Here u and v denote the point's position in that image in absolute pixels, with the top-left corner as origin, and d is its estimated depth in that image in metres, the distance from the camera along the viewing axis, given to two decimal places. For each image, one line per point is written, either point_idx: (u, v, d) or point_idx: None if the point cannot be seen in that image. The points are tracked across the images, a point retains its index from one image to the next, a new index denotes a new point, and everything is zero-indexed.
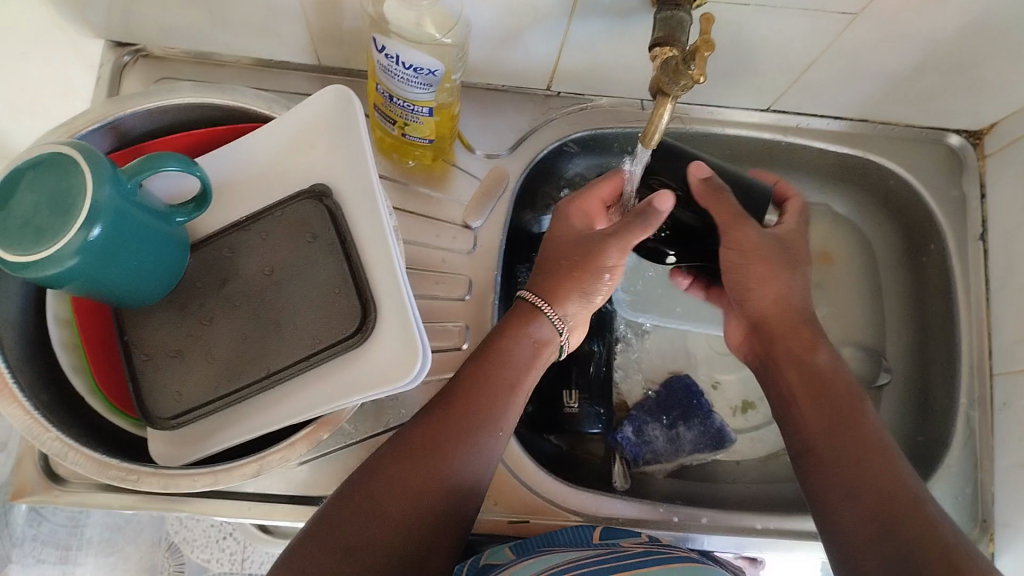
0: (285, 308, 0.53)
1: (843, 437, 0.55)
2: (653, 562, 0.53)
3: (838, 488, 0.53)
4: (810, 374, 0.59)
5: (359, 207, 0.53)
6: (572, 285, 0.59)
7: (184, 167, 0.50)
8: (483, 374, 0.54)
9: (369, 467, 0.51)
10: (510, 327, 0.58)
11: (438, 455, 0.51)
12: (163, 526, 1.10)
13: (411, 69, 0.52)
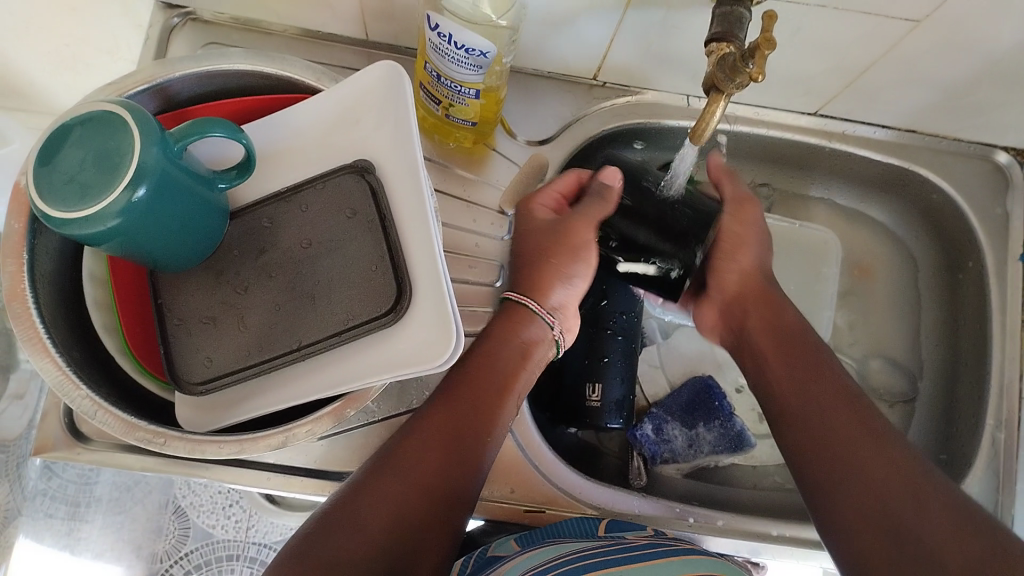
0: (319, 281, 0.53)
1: (834, 416, 0.53)
2: (660, 555, 0.53)
3: (830, 465, 0.51)
4: (801, 364, 0.57)
5: (400, 186, 0.52)
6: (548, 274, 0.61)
7: (230, 133, 0.50)
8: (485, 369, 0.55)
9: (378, 458, 0.50)
10: (498, 332, 0.58)
11: (449, 454, 0.50)
12: (171, 489, 1.11)
13: (463, 49, 0.52)
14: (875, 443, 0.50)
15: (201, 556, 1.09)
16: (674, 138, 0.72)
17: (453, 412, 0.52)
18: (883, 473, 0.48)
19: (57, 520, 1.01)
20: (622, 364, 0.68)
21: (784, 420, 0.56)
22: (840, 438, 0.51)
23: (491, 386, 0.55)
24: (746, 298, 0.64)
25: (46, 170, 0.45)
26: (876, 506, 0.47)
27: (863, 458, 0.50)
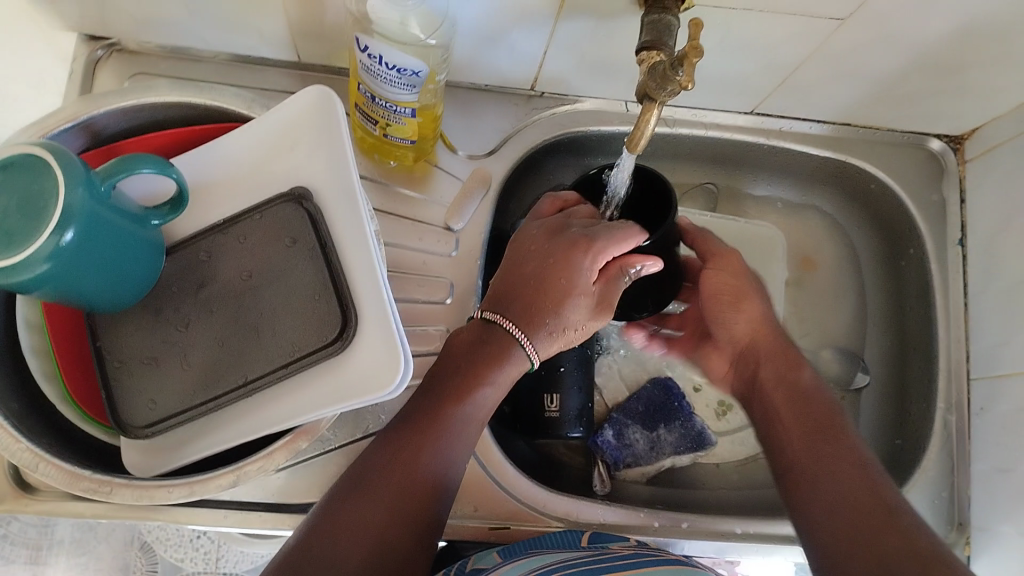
0: (263, 313, 0.52)
1: (822, 448, 0.54)
2: (639, 564, 0.53)
3: (826, 498, 0.51)
4: (812, 416, 0.57)
5: (339, 210, 0.52)
6: (543, 314, 0.55)
7: (158, 166, 0.49)
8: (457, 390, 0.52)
9: (348, 477, 0.48)
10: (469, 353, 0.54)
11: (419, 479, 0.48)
12: (136, 526, 1.08)
13: (394, 69, 0.51)
14: (861, 475, 0.51)
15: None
16: (615, 144, 0.73)
17: (422, 428, 0.50)
18: (861, 498, 0.50)
19: (17, 566, 1.01)
20: (578, 373, 0.68)
21: (783, 456, 0.56)
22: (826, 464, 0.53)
23: (469, 399, 0.52)
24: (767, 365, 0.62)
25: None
26: (850, 524, 0.49)
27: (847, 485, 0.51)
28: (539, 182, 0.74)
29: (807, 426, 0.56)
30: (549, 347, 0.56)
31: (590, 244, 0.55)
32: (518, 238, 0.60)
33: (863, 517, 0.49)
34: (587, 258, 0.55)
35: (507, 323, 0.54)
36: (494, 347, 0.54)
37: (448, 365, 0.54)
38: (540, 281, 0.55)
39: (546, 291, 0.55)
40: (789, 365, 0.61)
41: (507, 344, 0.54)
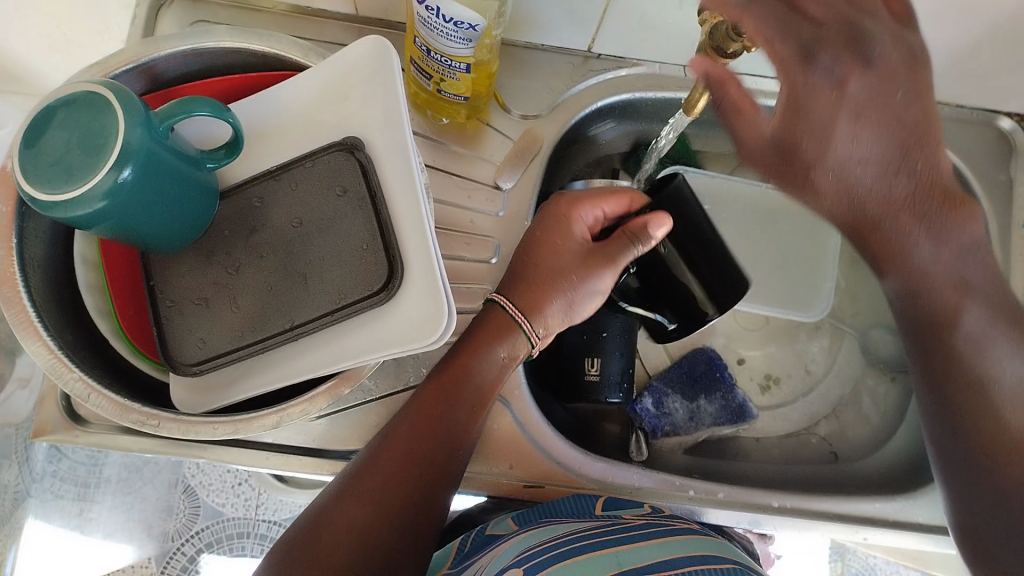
0: (311, 260, 0.52)
1: (937, 390, 0.58)
2: (653, 535, 0.53)
3: (957, 434, 0.57)
4: (928, 316, 0.57)
5: (390, 162, 0.52)
6: (541, 279, 0.59)
7: (214, 109, 0.49)
8: (448, 374, 0.55)
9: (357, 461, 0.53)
10: (469, 339, 0.57)
11: (410, 464, 0.52)
12: (180, 469, 1.12)
13: (451, 22, 0.51)
14: (971, 395, 0.56)
15: (212, 534, 1.10)
16: (669, 110, 0.71)
17: (413, 418, 0.54)
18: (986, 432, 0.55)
19: (67, 501, 1.05)
20: (621, 340, 0.67)
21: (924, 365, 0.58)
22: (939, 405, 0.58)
23: (456, 384, 0.55)
24: (879, 233, 0.53)
25: (31, 153, 0.45)
26: (974, 474, 0.56)
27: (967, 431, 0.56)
28: (589, 147, 0.74)
29: (920, 329, 0.58)
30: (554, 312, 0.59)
31: (580, 203, 0.61)
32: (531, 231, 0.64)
33: (985, 463, 0.55)
34: (587, 214, 0.61)
35: (519, 315, 0.58)
36: (488, 334, 0.57)
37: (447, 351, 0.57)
38: (550, 261, 0.60)
39: (557, 266, 0.60)
40: (904, 240, 0.53)
41: (501, 328, 0.57)
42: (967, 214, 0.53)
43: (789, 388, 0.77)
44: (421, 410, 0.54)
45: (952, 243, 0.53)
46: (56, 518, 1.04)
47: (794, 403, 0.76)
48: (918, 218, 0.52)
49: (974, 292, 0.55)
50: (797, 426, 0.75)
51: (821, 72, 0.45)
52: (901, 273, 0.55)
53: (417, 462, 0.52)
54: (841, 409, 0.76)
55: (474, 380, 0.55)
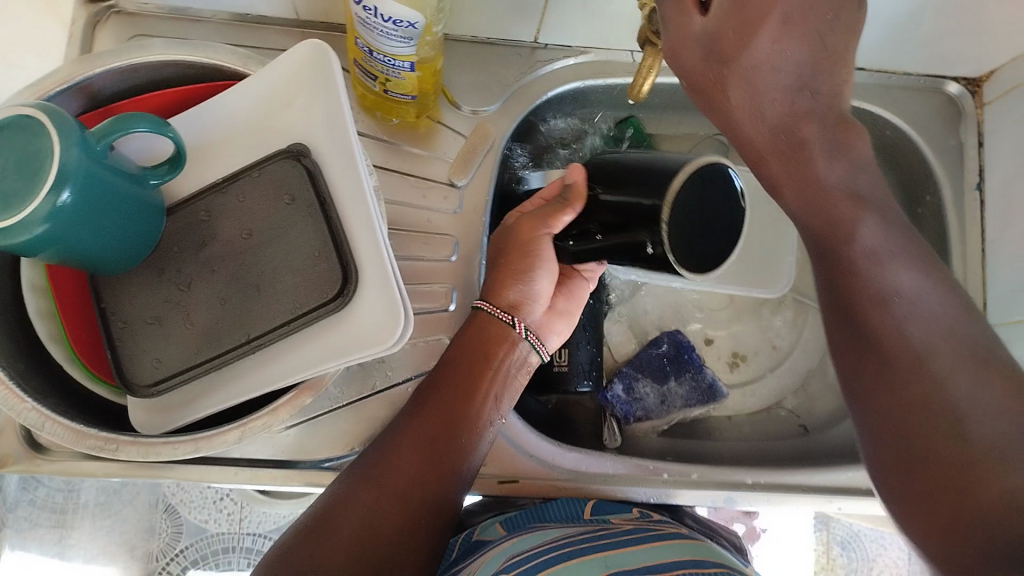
0: (264, 271, 0.52)
1: (852, 341, 0.52)
2: (638, 542, 0.53)
3: (876, 373, 0.50)
4: (822, 242, 0.53)
5: (337, 166, 0.51)
6: (502, 273, 0.60)
7: (153, 123, 0.48)
8: (447, 367, 0.56)
9: (367, 456, 0.53)
10: (460, 337, 0.58)
11: (427, 453, 0.53)
12: (159, 489, 1.10)
13: (389, 21, 0.51)
14: (874, 313, 0.50)
15: (196, 552, 1.09)
16: (619, 95, 0.71)
17: (420, 413, 0.54)
18: (892, 356, 0.49)
19: (44, 530, 1.04)
20: (588, 330, 0.68)
21: (849, 300, 0.52)
22: (865, 362, 0.50)
23: (455, 375, 0.56)
24: (779, 150, 0.50)
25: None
26: (889, 415, 0.48)
27: (891, 374, 0.49)
28: (542, 135, 0.74)
29: (823, 258, 0.53)
30: (524, 302, 0.60)
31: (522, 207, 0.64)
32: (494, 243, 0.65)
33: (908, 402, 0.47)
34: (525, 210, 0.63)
35: (504, 313, 0.59)
36: (477, 328, 0.58)
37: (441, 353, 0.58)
38: (498, 252, 0.61)
39: (501, 251, 0.61)
40: (804, 145, 0.50)
41: (489, 322, 0.58)
42: (857, 136, 0.52)
43: (757, 364, 0.77)
44: (443, 408, 0.54)
45: (845, 160, 0.51)
46: (33, 547, 1.03)
47: (764, 380, 0.76)
48: (817, 125, 0.50)
49: (867, 205, 0.52)
50: (766, 402, 0.76)
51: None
52: (794, 182, 0.51)
53: (434, 449, 0.53)
54: (809, 382, 0.76)
55: (473, 368, 0.56)
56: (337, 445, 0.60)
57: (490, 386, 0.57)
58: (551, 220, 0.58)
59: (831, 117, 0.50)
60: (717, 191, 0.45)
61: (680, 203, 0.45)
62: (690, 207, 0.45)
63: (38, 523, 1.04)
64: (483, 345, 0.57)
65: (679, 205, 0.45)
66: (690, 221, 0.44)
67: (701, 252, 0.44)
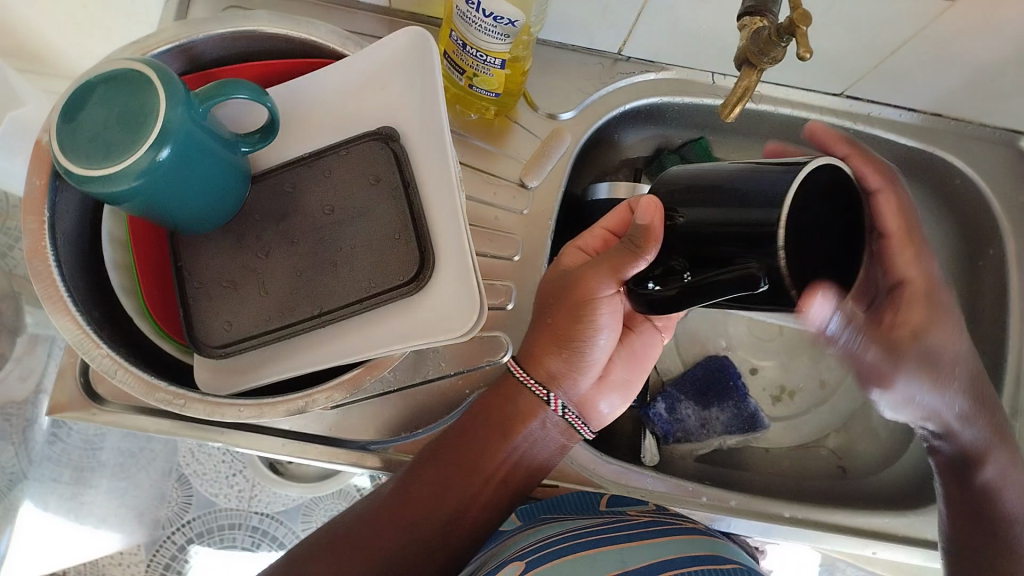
0: (342, 248, 0.52)
1: (973, 515, 0.58)
2: (658, 534, 0.55)
3: (965, 526, 0.58)
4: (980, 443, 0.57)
5: (424, 153, 0.52)
6: (546, 335, 0.54)
7: (254, 91, 0.50)
8: (459, 435, 0.55)
9: (361, 514, 0.54)
10: (485, 399, 0.55)
11: (407, 524, 0.53)
12: (175, 456, 1.11)
13: (491, 17, 0.52)
14: (991, 495, 0.57)
15: (203, 524, 1.09)
16: (694, 116, 0.72)
17: (419, 478, 0.54)
18: (989, 516, 0.57)
19: (61, 485, 1.06)
20: None
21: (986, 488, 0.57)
22: (976, 535, 0.57)
23: (461, 444, 0.54)
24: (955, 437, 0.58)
25: (70, 126, 0.46)
26: None
27: (986, 523, 0.57)
28: (611, 148, 0.74)
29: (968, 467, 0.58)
30: (562, 376, 0.54)
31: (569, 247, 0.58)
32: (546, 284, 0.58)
33: (951, 488, 0.59)
34: (577, 253, 0.57)
35: (534, 383, 0.54)
36: (502, 394, 0.55)
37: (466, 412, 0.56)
38: (549, 297, 0.55)
39: (555, 298, 0.54)
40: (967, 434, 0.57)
41: (517, 391, 0.55)
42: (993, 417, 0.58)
43: (801, 400, 0.76)
44: (439, 483, 0.53)
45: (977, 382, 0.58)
46: (51, 502, 1.05)
47: (806, 415, 0.76)
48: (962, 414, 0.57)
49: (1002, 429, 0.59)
50: (807, 439, 0.75)
51: (925, 238, 0.57)
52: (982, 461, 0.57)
53: (414, 522, 0.53)
54: (851, 422, 0.76)
55: (482, 441, 0.54)
56: (384, 428, 0.60)
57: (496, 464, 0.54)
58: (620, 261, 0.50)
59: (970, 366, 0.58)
60: (826, 203, 0.41)
61: (794, 224, 0.40)
62: (806, 238, 0.40)
63: (57, 479, 1.06)
64: (500, 423, 0.54)
65: (795, 234, 0.39)
66: (821, 245, 0.40)
67: (827, 283, 0.40)
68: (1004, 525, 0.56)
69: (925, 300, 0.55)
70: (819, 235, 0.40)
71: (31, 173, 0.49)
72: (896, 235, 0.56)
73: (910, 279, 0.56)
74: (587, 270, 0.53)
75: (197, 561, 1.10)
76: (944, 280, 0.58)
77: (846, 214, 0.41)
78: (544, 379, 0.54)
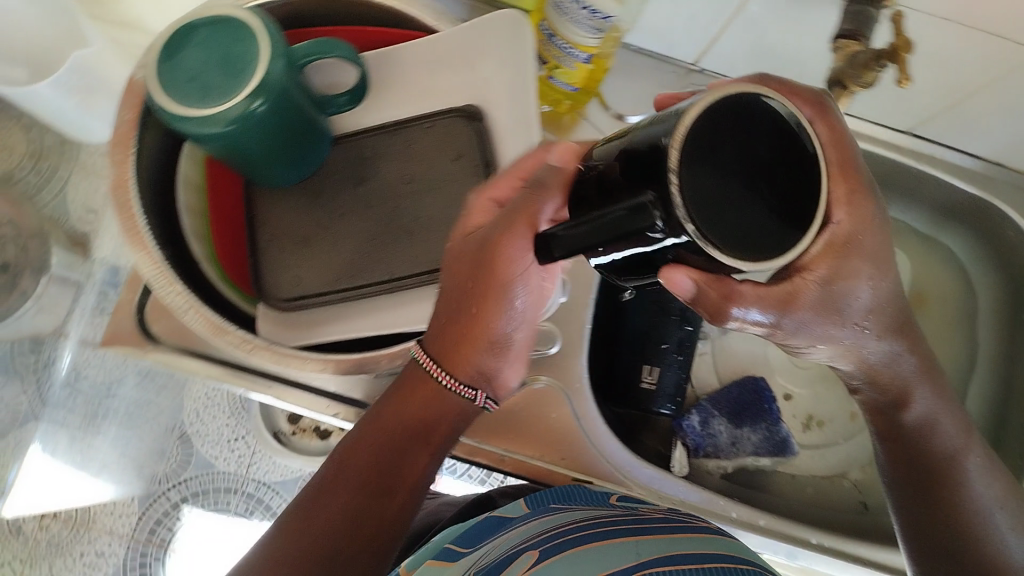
0: (416, 218, 0.53)
1: (913, 473, 0.54)
2: (672, 527, 0.53)
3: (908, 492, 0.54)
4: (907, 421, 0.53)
5: (509, 134, 0.53)
6: (447, 313, 0.47)
7: (348, 58, 0.51)
8: (372, 436, 0.49)
9: (281, 534, 0.46)
10: (392, 398, 0.50)
11: (340, 537, 0.46)
12: (179, 415, 1.13)
13: (586, 10, 0.53)
14: (927, 449, 0.53)
15: (199, 484, 1.11)
16: None
17: (340, 489, 0.47)
18: (933, 473, 0.53)
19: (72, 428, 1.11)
20: (682, 355, 0.71)
21: (915, 443, 0.53)
22: (920, 496, 0.54)
23: (380, 444, 0.49)
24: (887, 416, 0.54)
25: (168, 66, 0.47)
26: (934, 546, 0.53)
27: (921, 473, 0.54)
28: None
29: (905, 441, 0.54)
30: (467, 354, 0.48)
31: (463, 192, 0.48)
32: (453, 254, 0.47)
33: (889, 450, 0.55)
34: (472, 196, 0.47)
35: (446, 377, 0.48)
36: (409, 389, 0.50)
37: (369, 414, 0.51)
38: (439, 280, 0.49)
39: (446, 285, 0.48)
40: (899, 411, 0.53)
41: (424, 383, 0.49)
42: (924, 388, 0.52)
43: (830, 431, 0.77)
44: (326, 487, 0.48)
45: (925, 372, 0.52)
46: (59, 442, 1.10)
47: (833, 446, 0.77)
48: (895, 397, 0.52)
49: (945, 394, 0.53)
50: (833, 469, 0.76)
51: (861, 166, 0.43)
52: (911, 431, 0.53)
53: (348, 533, 0.46)
54: None
55: (401, 436, 0.49)
56: None
57: (412, 460, 0.50)
58: (505, 246, 0.43)
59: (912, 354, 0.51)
60: (740, 126, 0.32)
61: (690, 168, 0.31)
62: (715, 197, 0.32)
63: (68, 422, 1.11)
64: (416, 421, 0.49)
65: (696, 194, 0.31)
66: (732, 195, 0.32)
67: (754, 227, 0.32)
68: (938, 475, 0.53)
69: (860, 253, 0.42)
70: (728, 160, 0.32)
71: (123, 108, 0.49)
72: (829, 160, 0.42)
73: (835, 224, 0.42)
74: (463, 255, 0.46)
75: (187, 520, 1.11)
76: (884, 224, 0.44)
77: (776, 141, 0.33)
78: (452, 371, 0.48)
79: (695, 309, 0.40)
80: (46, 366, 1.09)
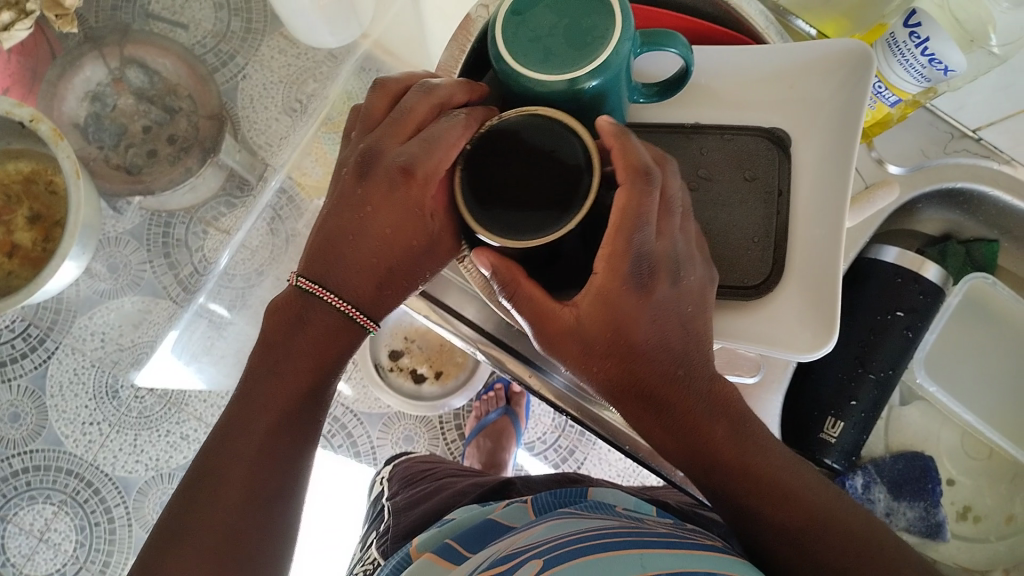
0: (707, 226, 0.54)
1: (716, 472, 0.49)
2: (671, 545, 0.48)
3: (737, 499, 0.49)
4: (693, 437, 0.48)
5: (813, 167, 0.53)
6: (357, 251, 0.50)
7: (681, 53, 0.48)
8: (276, 350, 0.52)
9: (210, 445, 0.51)
10: (299, 330, 0.52)
11: (250, 458, 0.50)
12: None
13: (928, 57, 0.53)
14: (718, 439, 0.48)
15: None
16: (1005, 222, 0.71)
17: (263, 411, 0.51)
18: (734, 468, 0.48)
19: (201, 328, 1.13)
20: (864, 416, 0.70)
21: (704, 445, 0.48)
22: (744, 493, 0.48)
23: (285, 362, 0.52)
24: (689, 442, 0.48)
25: (516, 19, 0.46)
26: (781, 534, 0.48)
27: (719, 475, 0.49)
28: (907, 217, 0.73)
29: (713, 469, 0.49)
30: (363, 291, 0.51)
31: (385, 145, 0.49)
32: (366, 193, 0.49)
33: (690, 461, 0.49)
34: (397, 151, 0.48)
35: (342, 303, 0.51)
36: (314, 321, 0.52)
37: (271, 342, 0.52)
38: (353, 218, 0.50)
39: (362, 228, 0.50)
40: (746, 487, 0.48)
41: (327, 317, 0.52)
42: (738, 411, 0.49)
43: (984, 526, 0.81)
44: (247, 416, 0.51)
45: (706, 414, 0.48)
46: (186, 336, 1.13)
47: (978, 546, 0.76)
48: (715, 445, 0.48)
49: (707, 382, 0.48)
50: None
51: (642, 255, 0.45)
52: (734, 459, 0.48)
53: (257, 459, 0.51)
54: None
55: (311, 361, 0.52)
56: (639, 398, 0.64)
57: (315, 373, 0.53)
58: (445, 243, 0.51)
59: (710, 391, 0.48)
60: (526, 141, 0.45)
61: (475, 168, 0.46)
62: (495, 205, 0.45)
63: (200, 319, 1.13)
64: (315, 346, 0.52)
65: (472, 172, 0.46)
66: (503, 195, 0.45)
67: (509, 218, 0.45)
68: (744, 460, 0.48)
69: (617, 324, 0.46)
70: (508, 174, 0.45)
71: (451, 47, 0.55)
72: (613, 217, 0.45)
73: (598, 274, 0.45)
74: (391, 216, 0.49)
75: None
76: (653, 285, 0.46)
77: (566, 175, 0.45)
78: (356, 299, 0.51)
79: (510, 306, 0.48)
80: (204, 262, 1.14)
